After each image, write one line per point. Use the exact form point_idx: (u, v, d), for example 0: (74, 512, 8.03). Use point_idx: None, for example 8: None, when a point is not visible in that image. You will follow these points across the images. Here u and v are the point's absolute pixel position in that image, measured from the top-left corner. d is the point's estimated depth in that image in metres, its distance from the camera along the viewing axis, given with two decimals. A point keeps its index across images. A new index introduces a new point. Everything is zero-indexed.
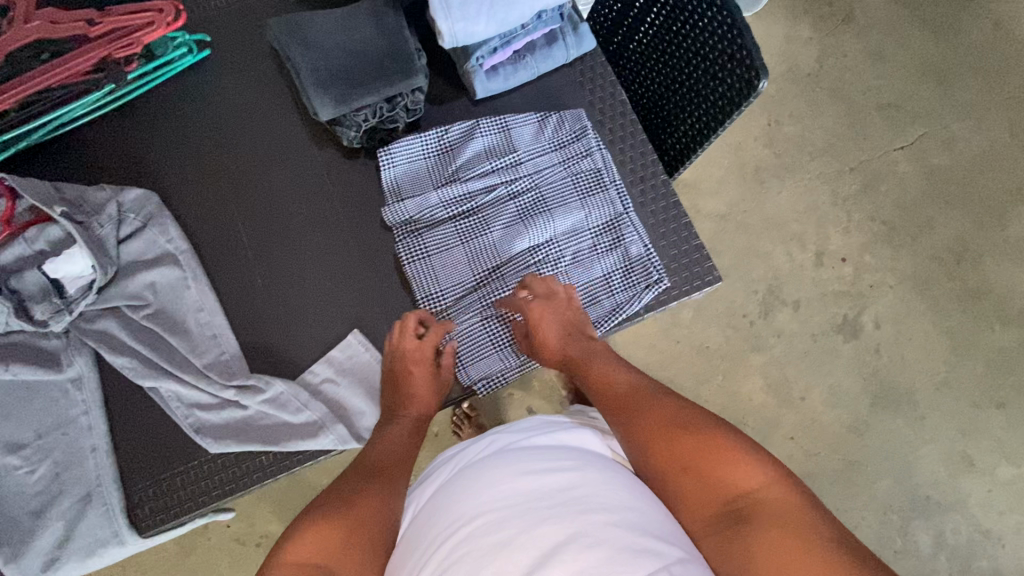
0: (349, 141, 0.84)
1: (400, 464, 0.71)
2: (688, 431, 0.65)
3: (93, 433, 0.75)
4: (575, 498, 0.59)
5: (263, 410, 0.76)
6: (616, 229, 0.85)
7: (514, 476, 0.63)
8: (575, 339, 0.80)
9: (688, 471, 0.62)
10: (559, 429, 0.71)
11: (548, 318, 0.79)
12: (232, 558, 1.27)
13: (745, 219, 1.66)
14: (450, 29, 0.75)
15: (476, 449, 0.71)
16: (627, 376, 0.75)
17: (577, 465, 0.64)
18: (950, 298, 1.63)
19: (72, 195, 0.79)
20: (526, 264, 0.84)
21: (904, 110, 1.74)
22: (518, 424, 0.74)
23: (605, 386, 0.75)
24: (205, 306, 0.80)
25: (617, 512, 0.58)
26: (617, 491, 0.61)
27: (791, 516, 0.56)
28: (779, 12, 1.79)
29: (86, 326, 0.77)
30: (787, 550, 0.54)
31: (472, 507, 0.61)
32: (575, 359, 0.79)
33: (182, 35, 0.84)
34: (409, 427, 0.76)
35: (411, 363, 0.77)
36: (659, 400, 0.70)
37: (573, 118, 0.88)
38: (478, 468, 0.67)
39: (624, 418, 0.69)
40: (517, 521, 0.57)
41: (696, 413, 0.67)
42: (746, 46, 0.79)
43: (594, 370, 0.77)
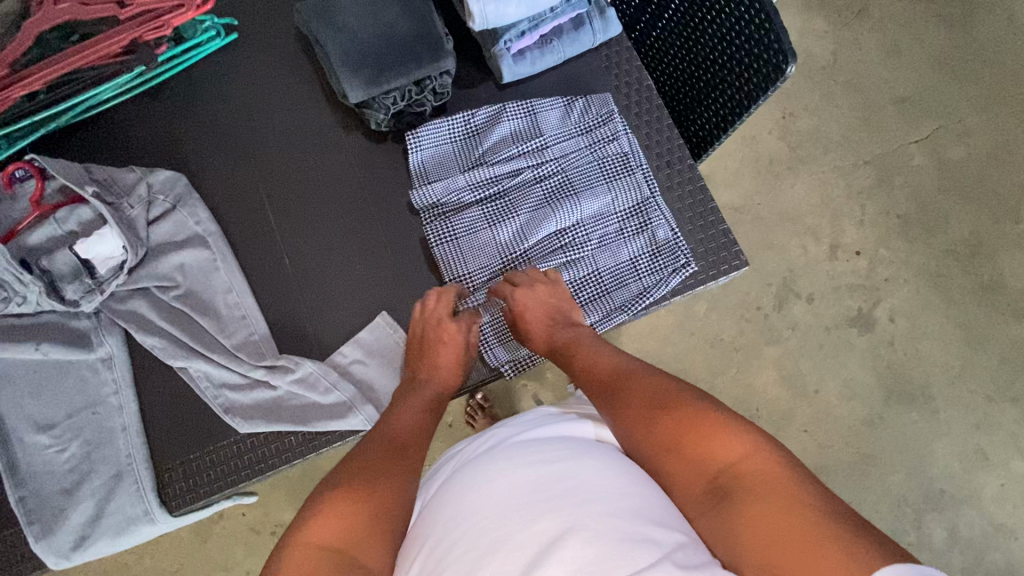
0: (377, 124, 0.83)
1: (417, 438, 0.69)
2: (670, 411, 0.64)
3: (124, 412, 0.76)
4: (572, 489, 0.59)
5: (291, 391, 0.76)
6: (643, 214, 0.85)
7: (511, 470, 0.63)
8: (561, 325, 0.79)
9: (672, 451, 0.62)
10: (555, 422, 0.71)
11: (530, 305, 0.78)
12: (248, 545, 1.27)
13: (759, 212, 1.66)
14: (481, 10, 0.76)
15: (475, 445, 0.71)
16: (613, 360, 0.74)
17: (577, 454, 0.64)
18: (964, 292, 1.63)
19: (101, 175, 0.79)
20: (553, 248, 0.84)
21: (919, 104, 1.73)
22: (520, 418, 0.74)
23: (587, 371, 0.74)
24: (233, 287, 0.80)
25: (614, 501, 0.57)
26: (616, 480, 0.60)
27: (773, 485, 0.55)
28: (794, 5, 1.78)
29: (117, 307, 0.78)
30: (769, 521, 0.52)
31: (469, 504, 0.61)
32: (561, 345, 0.78)
33: (211, 18, 0.84)
34: (427, 399, 0.74)
35: (442, 333, 0.77)
36: (645, 382, 0.70)
37: (599, 102, 0.88)
38: (475, 465, 0.67)
39: (609, 404, 0.68)
40: (516, 517, 0.57)
41: (679, 391, 0.66)
42: (774, 30, 0.79)
43: (579, 356, 0.76)
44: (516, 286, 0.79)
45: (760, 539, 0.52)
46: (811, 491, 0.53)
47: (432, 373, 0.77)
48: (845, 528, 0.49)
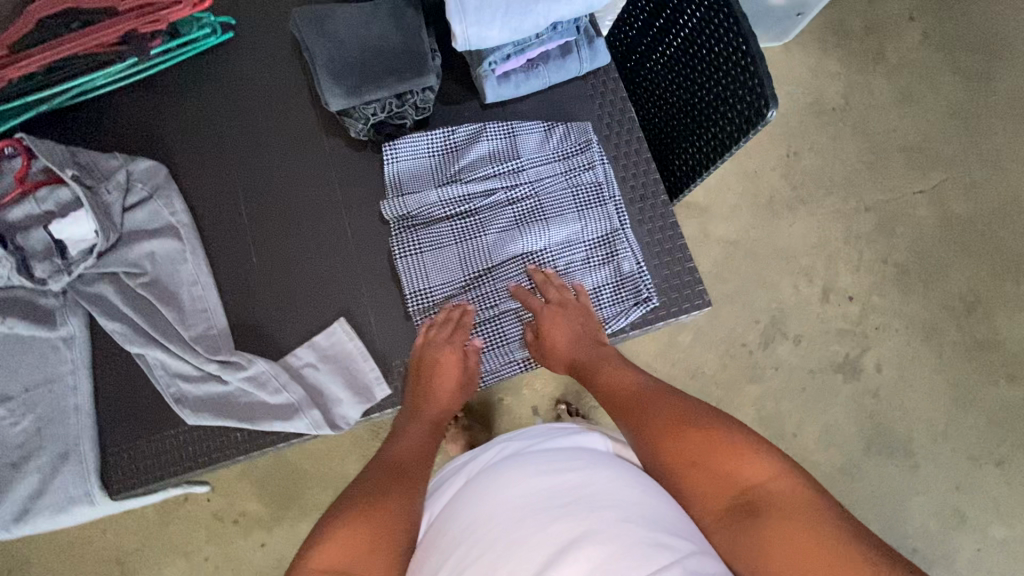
0: (356, 133, 0.85)
1: (417, 460, 0.70)
2: (695, 427, 0.65)
3: (78, 393, 0.77)
4: (585, 496, 0.61)
5: (242, 387, 0.77)
6: (611, 245, 0.85)
7: (523, 478, 0.65)
8: (587, 346, 0.79)
9: (696, 465, 0.63)
10: (569, 434, 0.74)
11: (555, 324, 0.79)
12: (211, 531, 1.28)
13: (754, 247, 1.64)
14: (463, 32, 0.75)
15: (485, 456, 0.74)
16: (637, 380, 0.75)
17: (588, 464, 0.66)
18: (956, 348, 1.60)
19: (85, 160, 0.81)
20: (517, 271, 0.84)
21: (927, 154, 1.72)
22: (523, 432, 0.76)
23: (612, 389, 0.75)
24: (199, 280, 0.81)
25: (628, 507, 0.60)
26: (628, 487, 0.63)
27: (799, 505, 0.57)
28: (810, 43, 1.77)
29: (84, 289, 0.79)
30: (801, 543, 0.54)
31: (482, 511, 0.63)
32: (583, 364, 0.79)
33: (208, 16, 0.86)
34: (427, 424, 0.75)
35: (439, 356, 0.78)
36: (667, 401, 0.70)
37: (578, 130, 0.88)
38: (490, 471, 0.69)
39: (628, 419, 0.70)
40: (529, 521, 0.59)
41: (702, 409, 0.67)
42: (759, 74, 0.80)
43: (602, 375, 0.76)
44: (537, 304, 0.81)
45: (788, 558, 0.54)
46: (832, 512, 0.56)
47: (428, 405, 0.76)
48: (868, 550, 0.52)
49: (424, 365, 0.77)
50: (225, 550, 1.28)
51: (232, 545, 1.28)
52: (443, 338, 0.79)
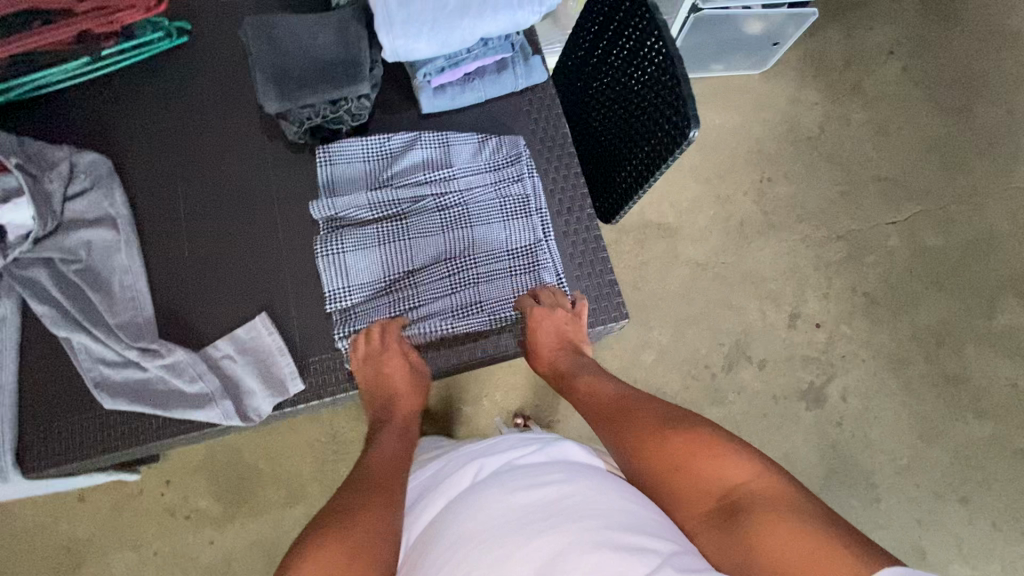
0: (292, 135, 0.89)
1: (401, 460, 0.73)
2: (679, 433, 0.70)
3: (3, 372, 0.80)
4: (567, 507, 0.63)
5: (161, 375, 0.79)
6: (533, 255, 0.88)
7: (505, 492, 0.66)
8: (566, 352, 0.85)
9: (679, 470, 0.67)
10: (543, 446, 0.76)
11: (542, 328, 0.83)
12: (159, 527, 1.26)
13: (722, 270, 1.65)
14: (391, 44, 0.78)
15: (463, 474, 0.73)
16: (614, 389, 0.81)
17: (564, 477, 0.68)
18: (923, 381, 1.59)
19: (32, 150, 0.84)
20: (439, 274, 0.86)
21: (901, 185, 1.72)
22: (495, 443, 0.78)
23: (592, 394, 0.81)
24: (131, 269, 0.84)
25: (610, 516, 0.62)
26: (608, 498, 0.65)
27: (778, 500, 0.61)
28: (789, 73, 1.80)
29: (17, 272, 0.81)
30: (780, 533, 0.58)
31: (467, 525, 0.64)
32: (563, 373, 0.85)
33: (164, 21, 0.92)
34: (397, 429, 0.78)
35: (381, 362, 0.81)
36: (647, 408, 0.75)
37: (510, 144, 0.91)
38: (472, 489, 0.69)
39: (616, 426, 0.75)
40: (513, 535, 0.60)
41: (677, 416, 0.72)
42: (683, 96, 0.83)
43: (581, 382, 0.83)
44: (535, 304, 0.84)
45: (769, 548, 0.57)
46: (811, 507, 0.60)
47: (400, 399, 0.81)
48: (832, 528, 0.57)
49: (370, 371, 0.81)
50: (167, 549, 1.25)
51: (174, 543, 1.25)
52: (378, 345, 0.82)
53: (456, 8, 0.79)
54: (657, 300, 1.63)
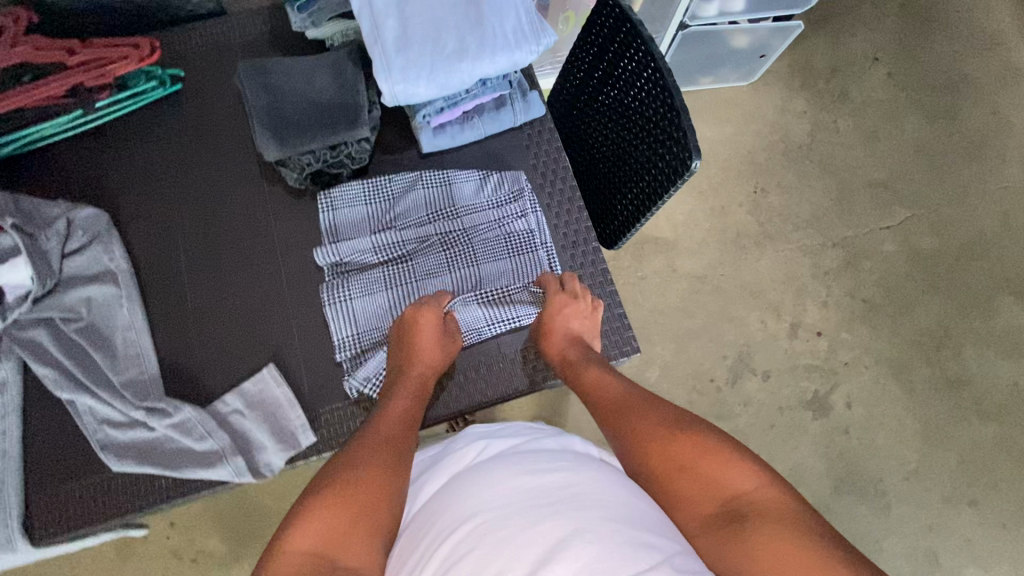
0: (293, 181, 0.88)
1: (406, 422, 0.72)
2: (684, 435, 0.66)
3: (6, 437, 0.78)
4: (573, 496, 0.60)
5: (169, 434, 0.78)
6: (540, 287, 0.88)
7: (511, 476, 0.64)
8: (580, 344, 0.82)
9: (685, 471, 0.64)
10: (551, 437, 0.73)
11: (558, 313, 0.83)
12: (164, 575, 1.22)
13: (722, 283, 1.65)
14: (391, 90, 0.78)
15: (469, 451, 0.72)
16: (623, 385, 0.76)
17: (571, 465, 0.66)
18: (926, 385, 1.59)
19: (27, 207, 0.82)
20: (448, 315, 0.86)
21: (893, 190, 1.74)
22: (500, 428, 0.77)
23: (597, 389, 0.76)
24: (134, 325, 0.83)
25: (614, 507, 0.60)
26: (613, 488, 0.63)
27: (783, 517, 0.58)
28: (776, 83, 1.82)
29: (17, 334, 0.79)
30: (785, 545, 0.56)
31: (470, 507, 0.61)
32: (571, 360, 0.80)
33: (158, 69, 0.91)
34: (414, 386, 0.77)
35: (418, 315, 0.81)
36: (649, 410, 0.71)
37: (512, 179, 0.91)
38: (474, 472, 0.67)
39: (614, 425, 0.72)
40: (516, 519, 0.58)
41: (689, 419, 0.69)
42: (683, 127, 0.83)
43: (587, 373, 0.78)
44: (564, 291, 0.85)
45: (775, 562, 0.55)
46: (817, 528, 0.58)
47: (423, 354, 0.79)
48: (837, 548, 0.55)
49: (404, 324, 0.81)
50: None
51: None
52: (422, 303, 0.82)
53: (454, 51, 0.79)
54: (659, 316, 1.63)
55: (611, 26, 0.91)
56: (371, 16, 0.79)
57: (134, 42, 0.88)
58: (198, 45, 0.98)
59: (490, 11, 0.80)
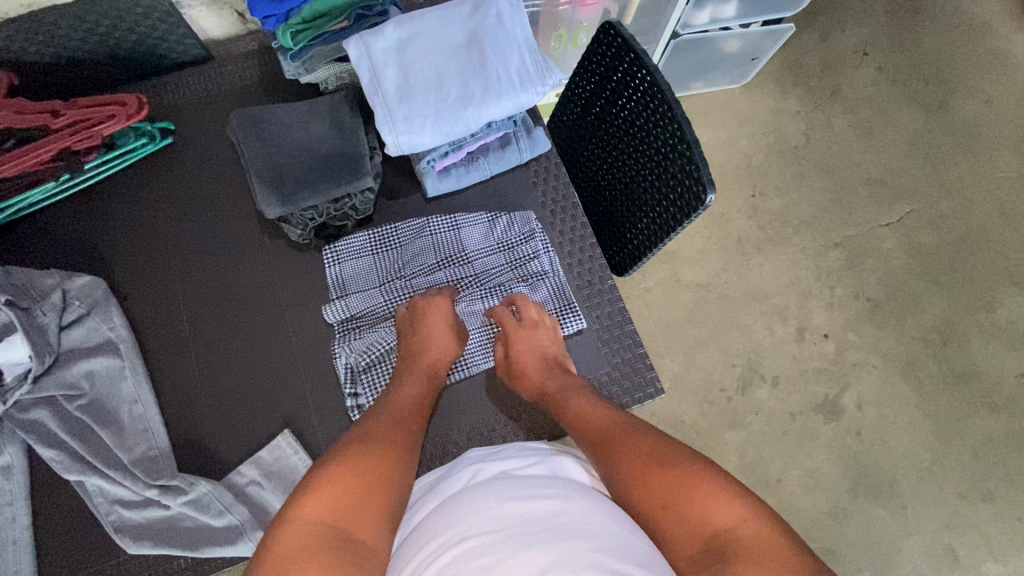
0: (296, 237, 0.85)
1: (416, 411, 0.71)
2: (663, 468, 0.61)
3: (16, 525, 0.74)
4: (560, 525, 0.54)
5: (184, 511, 0.75)
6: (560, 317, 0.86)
7: (497, 503, 0.57)
8: (553, 368, 0.79)
9: (667, 507, 0.59)
10: (545, 459, 0.67)
11: (525, 344, 0.80)
12: None
13: (727, 290, 1.52)
14: (395, 141, 0.75)
15: (460, 475, 0.66)
16: (607, 412, 0.72)
17: (563, 492, 0.60)
18: (935, 383, 1.47)
19: (20, 280, 0.78)
20: (468, 360, 0.84)
21: (890, 186, 1.61)
22: (498, 450, 0.70)
23: (581, 420, 0.71)
24: (140, 398, 0.79)
25: (602, 539, 0.54)
26: (605, 519, 0.57)
27: (768, 557, 0.53)
28: (767, 75, 1.69)
29: (18, 416, 0.75)
30: None
31: (457, 533, 0.55)
32: (551, 391, 0.77)
33: (147, 126, 0.87)
34: (423, 373, 0.76)
35: (430, 302, 0.82)
36: (633, 435, 0.67)
37: (522, 220, 0.89)
38: (460, 498, 0.61)
39: (605, 458, 0.66)
40: (500, 547, 0.52)
41: (675, 450, 0.63)
42: (695, 160, 0.76)
43: (570, 402, 0.74)
44: (526, 317, 0.82)
45: None
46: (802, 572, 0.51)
47: (437, 346, 0.79)
48: None
49: (416, 313, 0.81)
50: None
51: None
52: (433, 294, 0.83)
53: (459, 97, 0.76)
54: (661, 330, 1.50)
55: (612, 54, 0.84)
56: (371, 65, 0.76)
57: (121, 100, 0.83)
58: (187, 95, 0.94)
59: (493, 53, 0.78)
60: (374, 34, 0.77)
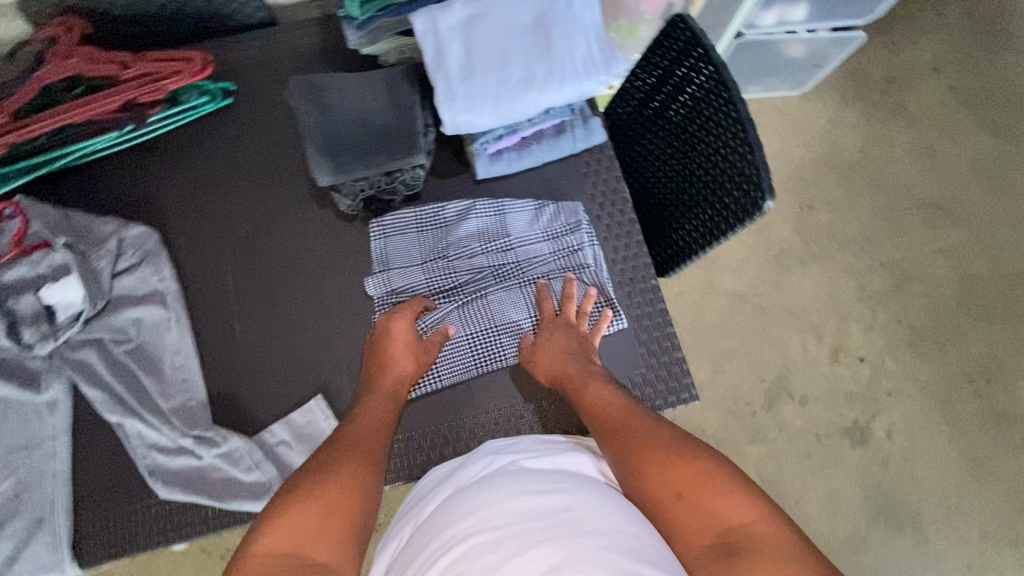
0: (346, 207, 0.86)
1: (380, 428, 0.70)
2: (681, 460, 0.59)
3: (56, 458, 0.77)
4: (568, 521, 0.53)
5: (215, 463, 0.77)
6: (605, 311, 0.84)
7: (505, 497, 0.57)
8: (575, 360, 0.77)
9: (682, 498, 0.57)
10: (558, 452, 0.67)
11: (548, 337, 0.80)
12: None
13: (762, 302, 1.47)
14: (452, 119, 0.74)
15: (475, 465, 0.66)
16: (622, 401, 0.70)
17: (573, 487, 0.59)
18: (973, 420, 1.40)
19: (79, 224, 0.83)
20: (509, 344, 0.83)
21: (947, 211, 1.53)
22: (514, 442, 0.70)
23: (596, 405, 0.70)
24: (182, 348, 0.81)
25: (611, 536, 0.52)
26: (617, 517, 0.55)
27: (785, 554, 0.50)
28: (827, 84, 1.62)
29: (68, 354, 0.79)
30: None
31: (465, 527, 0.55)
32: (569, 378, 0.75)
33: (209, 84, 0.89)
34: (386, 390, 0.75)
35: (389, 322, 0.80)
36: (653, 428, 0.64)
37: (569, 211, 0.88)
38: (470, 491, 0.61)
39: (611, 443, 0.64)
40: (509, 543, 0.51)
41: (687, 440, 0.62)
42: (756, 164, 0.73)
43: (589, 391, 0.72)
44: (561, 316, 0.82)
45: None
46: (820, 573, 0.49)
47: (398, 362, 0.78)
48: None
49: (380, 336, 0.79)
50: None
51: None
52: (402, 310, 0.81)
53: (521, 80, 0.75)
54: (691, 335, 1.46)
55: (680, 48, 0.81)
56: (436, 40, 0.76)
57: (187, 56, 0.85)
58: (247, 57, 0.95)
59: (561, 38, 0.76)
60: (443, 10, 0.76)
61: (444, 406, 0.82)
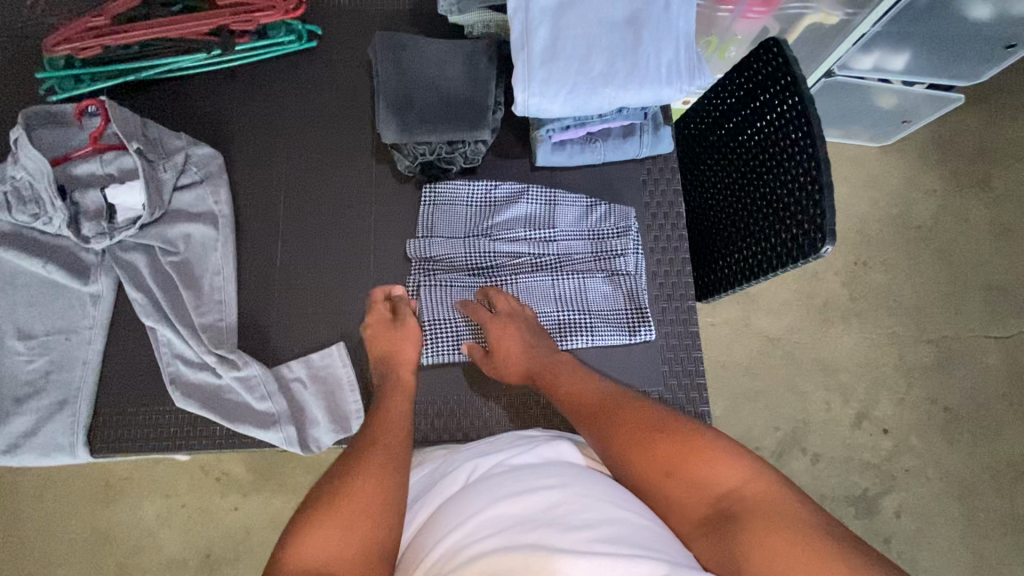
0: (403, 167, 0.86)
1: (398, 418, 0.69)
2: (666, 436, 0.62)
3: (90, 348, 0.81)
4: (556, 517, 0.53)
5: (232, 386, 0.80)
6: (637, 320, 0.83)
7: (489, 504, 0.56)
8: (537, 350, 0.77)
9: (671, 475, 0.59)
10: (538, 445, 0.66)
11: (503, 335, 0.78)
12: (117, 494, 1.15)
13: (795, 351, 1.42)
14: (524, 100, 0.74)
15: (456, 475, 0.65)
16: (601, 384, 0.72)
17: (556, 481, 0.58)
18: (991, 519, 1.32)
19: (153, 134, 0.85)
20: None
21: (1011, 298, 1.45)
22: (494, 442, 0.70)
23: (570, 395, 0.71)
24: (223, 271, 0.84)
25: (604, 525, 0.52)
26: (606, 503, 0.55)
27: (772, 508, 0.54)
28: (911, 143, 1.55)
29: (120, 254, 0.83)
30: (780, 541, 0.51)
31: (452, 543, 0.54)
32: (539, 371, 0.76)
33: (298, 24, 0.92)
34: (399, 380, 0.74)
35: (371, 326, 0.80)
36: (631, 408, 0.67)
37: (620, 215, 0.87)
38: (456, 500, 0.60)
39: (596, 431, 0.66)
40: (497, 550, 0.51)
41: (661, 416, 0.64)
42: (822, 206, 0.70)
43: (561, 379, 0.74)
44: (507, 308, 0.80)
45: (769, 559, 0.50)
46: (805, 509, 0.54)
47: (399, 350, 0.77)
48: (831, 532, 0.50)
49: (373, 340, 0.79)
50: (118, 524, 1.14)
51: (127, 520, 1.14)
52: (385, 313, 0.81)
53: (602, 73, 0.74)
54: (714, 369, 1.43)
55: (768, 73, 0.78)
56: (525, 19, 0.76)
57: None
58: (339, 6, 0.97)
59: (649, 39, 0.75)
60: None
61: (457, 379, 0.82)
